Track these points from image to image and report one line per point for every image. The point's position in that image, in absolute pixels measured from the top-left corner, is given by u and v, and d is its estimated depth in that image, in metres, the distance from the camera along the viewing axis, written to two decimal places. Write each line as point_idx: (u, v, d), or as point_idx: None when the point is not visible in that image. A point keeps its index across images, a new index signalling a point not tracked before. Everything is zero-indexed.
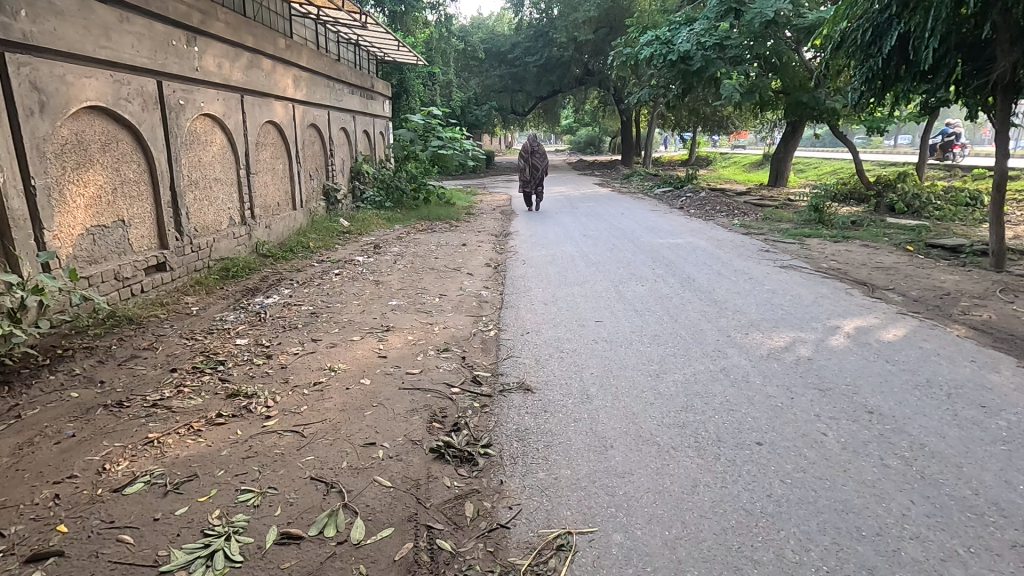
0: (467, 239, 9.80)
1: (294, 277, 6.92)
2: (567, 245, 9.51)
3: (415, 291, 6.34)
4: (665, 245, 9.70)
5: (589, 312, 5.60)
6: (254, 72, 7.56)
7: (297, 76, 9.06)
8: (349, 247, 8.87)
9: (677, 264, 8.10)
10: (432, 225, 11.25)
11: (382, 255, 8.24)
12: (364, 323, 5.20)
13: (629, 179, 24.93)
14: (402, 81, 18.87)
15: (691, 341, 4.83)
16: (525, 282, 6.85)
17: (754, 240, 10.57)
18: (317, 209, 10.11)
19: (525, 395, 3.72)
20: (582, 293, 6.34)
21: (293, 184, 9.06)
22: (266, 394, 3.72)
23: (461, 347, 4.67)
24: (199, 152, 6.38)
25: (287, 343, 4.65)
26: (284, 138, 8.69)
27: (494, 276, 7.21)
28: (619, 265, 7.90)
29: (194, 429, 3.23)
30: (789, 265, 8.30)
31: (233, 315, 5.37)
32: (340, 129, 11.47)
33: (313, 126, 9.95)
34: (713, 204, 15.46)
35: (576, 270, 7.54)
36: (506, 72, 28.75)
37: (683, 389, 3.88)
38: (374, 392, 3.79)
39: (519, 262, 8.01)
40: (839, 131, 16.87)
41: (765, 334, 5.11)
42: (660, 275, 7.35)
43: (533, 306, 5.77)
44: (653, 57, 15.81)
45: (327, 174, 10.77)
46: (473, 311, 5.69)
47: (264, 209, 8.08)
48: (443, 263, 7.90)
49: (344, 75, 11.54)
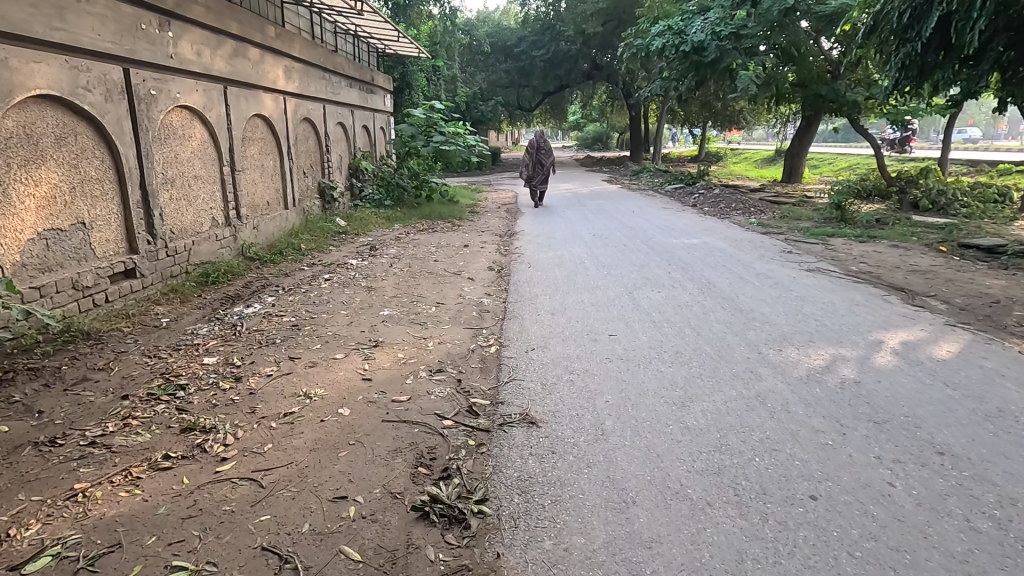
0: (469, 240, 9.25)
1: (281, 282, 6.41)
2: (575, 246, 8.95)
3: (409, 299, 5.80)
4: (680, 246, 9.10)
5: (601, 324, 5.03)
6: (239, 62, 7.02)
7: (289, 67, 8.53)
8: (344, 249, 8.35)
9: (695, 267, 7.52)
10: (434, 225, 10.70)
11: (377, 258, 7.71)
12: (350, 338, 4.65)
13: (638, 176, 24.28)
14: (405, 75, 18.32)
15: (717, 360, 4.26)
16: (530, 288, 6.29)
17: (774, 240, 9.96)
18: (312, 208, 9.59)
19: (529, 431, 3.17)
20: (592, 300, 5.78)
21: (285, 182, 8.54)
22: (226, 429, 3.19)
23: (457, 367, 4.13)
24: (175, 148, 5.86)
25: (261, 363, 4.11)
26: (274, 132, 8.16)
27: (497, 282, 6.66)
28: (631, 268, 7.33)
29: (133, 476, 2.71)
30: (816, 268, 7.69)
31: (205, 328, 4.84)
32: (337, 124, 10.93)
33: (307, 120, 9.42)
34: (727, 201, 14.81)
35: (585, 274, 6.98)
36: (512, 67, 28.17)
37: (714, 422, 3.30)
38: (352, 426, 3.25)
39: (524, 265, 7.46)
40: (859, 125, 16.16)
41: (802, 350, 4.52)
42: (677, 280, 6.78)
43: (538, 317, 5.23)
44: (665, 49, 15.16)
45: (323, 172, 10.24)
46: (472, 322, 5.15)
47: (252, 209, 7.56)
48: (443, 266, 7.37)
49: (341, 67, 11.00)
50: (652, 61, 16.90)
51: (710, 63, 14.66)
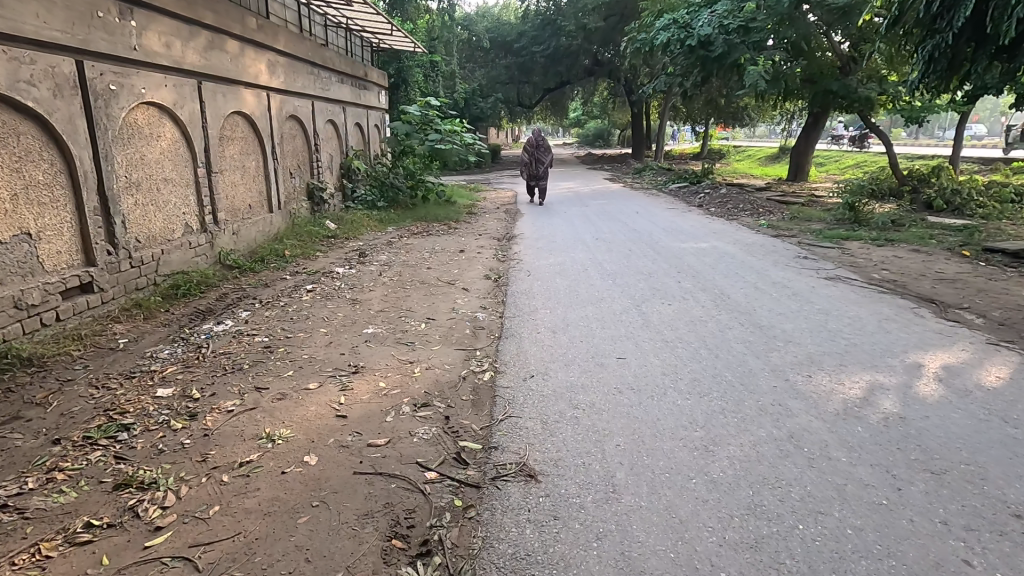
0: (466, 244, 8.77)
1: (259, 294, 5.92)
2: (578, 251, 8.45)
3: (397, 313, 5.31)
4: (689, 251, 8.60)
5: (608, 345, 4.54)
6: (215, 55, 6.51)
7: (272, 61, 8.01)
8: (332, 255, 7.85)
9: (705, 275, 7.01)
10: (429, 227, 10.22)
11: (365, 265, 7.22)
12: (327, 363, 4.15)
13: (641, 174, 23.76)
14: (400, 70, 17.79)
15: (741, 390, 3.76)
16: (529, 301, 5.79)
17: (787, 244, 9.45)
18: (299, 210, 9.09)
19: (526, 488, 2.68)
20: (597, 315, 5.29)
21: (269, 184, 8.03)
22: (169, 484, 2.70)
23: (445, 398, 3.63)
24: (141, 149, 5.37)
25: (222, 395, 3.61)
26: (256, 131, 7.65)
27: (494, 292, 6.18)
28: (638, 276, 6.84)
29: (42, 556, 2.22)
30: (836, 276, 7.19)
31: (167, 351, 4.33)
32: (327, 121, 10.42)
33: (293, 117, 8.91)
34: (734, 201, 14.32)
35: (589, 283, 6.49)
36: (512, 63, 27.63)
37: (745, 474, 2.81)
38: (317, 481, 2.74)
39: (523, 273, 6.97)
40: (870, 122, 15.65)
41: (835, 378, 4.02)
42: (688, 290, 6.28)
43: (539, 336, 4.73)
44: (670, 43, 14.70)
45: (312, 172, 9.74)
46: (464, 341, 4.65)
47: (231, 214, 7.06)
48: (436, 275, 6.88)
49: (331, 62, 10.49)
50: (656, 56, 16.43)
51: (717, 58, 14.23)
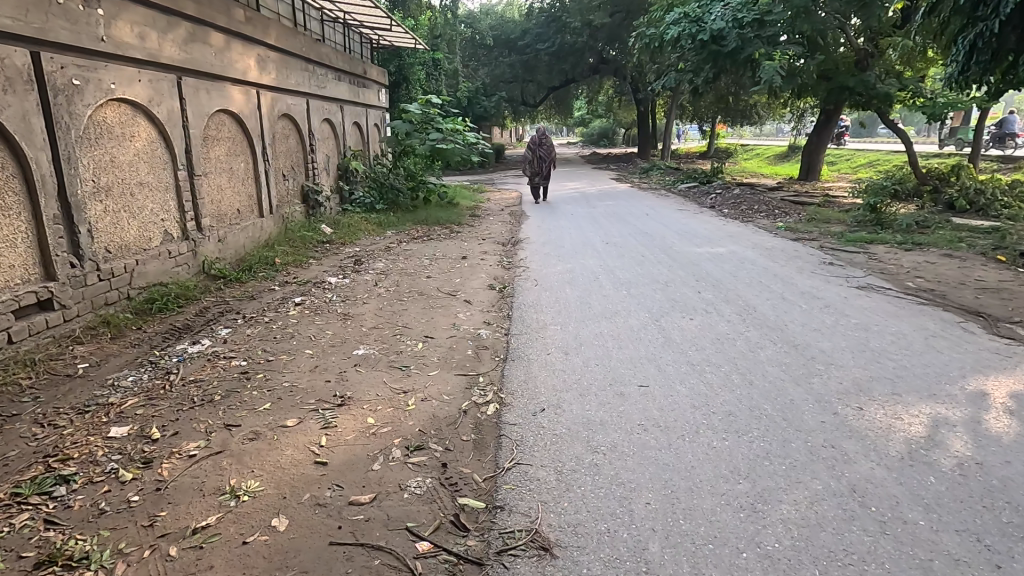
0: (468, 250, 8.28)
1: (243, 308, 5.44)
2: (587, 257, 7.94)
3: (391, 331, 4.82)
4: (705, 257, 8.08)
5: (627, 370, 4.02)
6: (197, 48, 6.03)
7: (263, 56, 7.53)
8: (325, 263, 7.36)
9: (727, 284, 6.50)
10: (430, 231, 9.74)
11: (360, 274, 6.74)
12: (309, 393, 3.65)
13: (648, 173, 23.21)
14: (401, 68, 17.30)
15: (784, 427, 3.26)
16: (537, 315, 5.28)
17: (808, 248, 8.91)
18: (293, 214, 8.61)
19: (538, 567, 2.19)
20: (612, 333, 4.79)
21: (259, 186, 7.55)
22: (105, 560, 2.22)
23: (442, 439, 3.14)
24: (111, 150, 4.90)
25: (185, 435, 3.12)
26: (245, 130, 7.17)
27: (498, 305, 5.67)
28: (654, 286, 6.33)
29: None
30: (867, 284, 6.66)
31: (131, 377, 3.85)
32: (323, 120, 9.93)
33: (286, 116, 8.43)
34: (748, 202, 13.78)
35: (602, 295, 5.98)
36: (516, 61, 27.14)
37: (806, 546, 2.31)
38: (284, 555, 2.25)
39: (530, 282, 6.48)
40: (888, 120, 15.10)
41: (891, 411, 3.49)
42: (709, 302, 5.78)
43: (548, 359, 4.22)
44: (681, 38, 14.14)
45: (307, 174, 9.26)
46: (466, 365, 4.15)
47: (217, 220, 6.57)
48: (436, 285, 6.39)
49: (328, 57, 10.01)
50: (666, 51, 15.92)
51: (730, 53, 13.74)
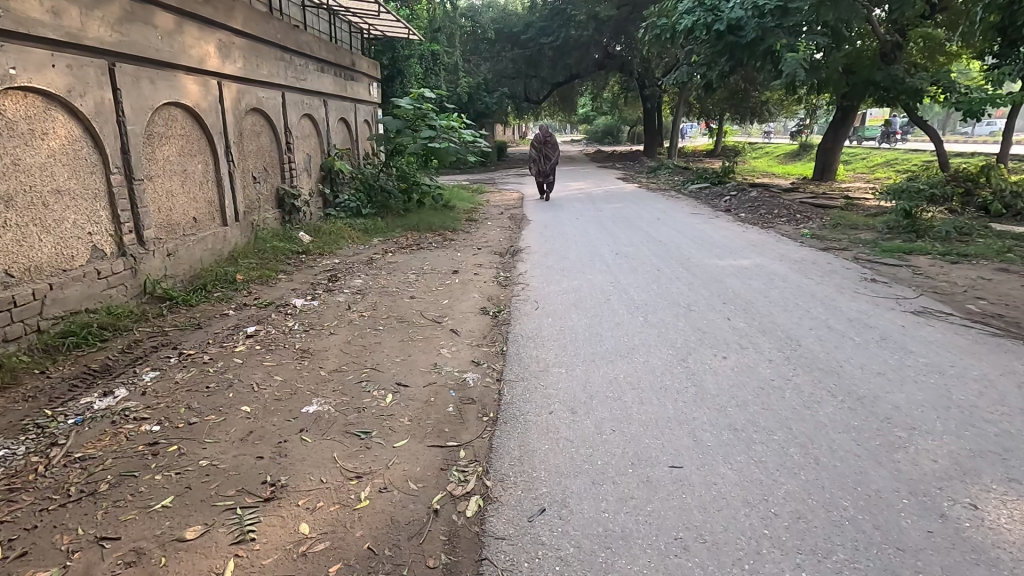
0: (461, 263, 7.36)
1: (183, 340, 4.52)
2: (597, 271, 7.01)
3: (355, 376, 3.89)
4: (728, 271, 7.14)
5: (653, 440, 3.09)
6: (136, 29, 5.10)
7: (226, 43, 6.61)
8: (296, 280, 6.45)
9: (759, 309, 5.56)
10: (421, 240, 8.82)
11: (333, 294, 5.83)
12: (230, 480, 2.73)
13: (656, 173, 22.25)
14: (395, 60, 16.40)
15: (880, 547, 2.32)
16: (537, 352, 4.36)
17: (842, 261, 7.95)
18: (265, 221, 7.69)
19: None
20: (630, 380, 3.86)
21: (222, 190, 6.63)
22: None
23: (399, 569, 2.21)
24: (12, 151, 3.99)
25: (35, 560, 2.21)
26: (204, 126, 6.24)
27: (490, 337, 4.75)
28: (674, 311, 5.40)
29: None
30: (924, 308, 5.69)
31: (4, 451, 2.94)
32: (302, 116, 9.01)
33: (256, 110, 7.49)
34: (766, 204, 12.82)
35: (615, 322, 5.06)
36: (518, 55, 26.22)
37: None
38: None
39: (530, 305, 5.55)
40: (916, 118, 14.11)
41: (1018, 514, 2.54)
42: (743, 334, 4.84)
43: (551, 421, 3.30)
44: (695, 28, 13.17)
45: (283, 176, 8.33)
46: (444, 431, 3.22)
47: (166, 231, 5.66)
48: (421, 308, 5.49)
49: (309, 46, 9.06)
50: (677, 42, 15.02)
51: (748, 44, 12.86)
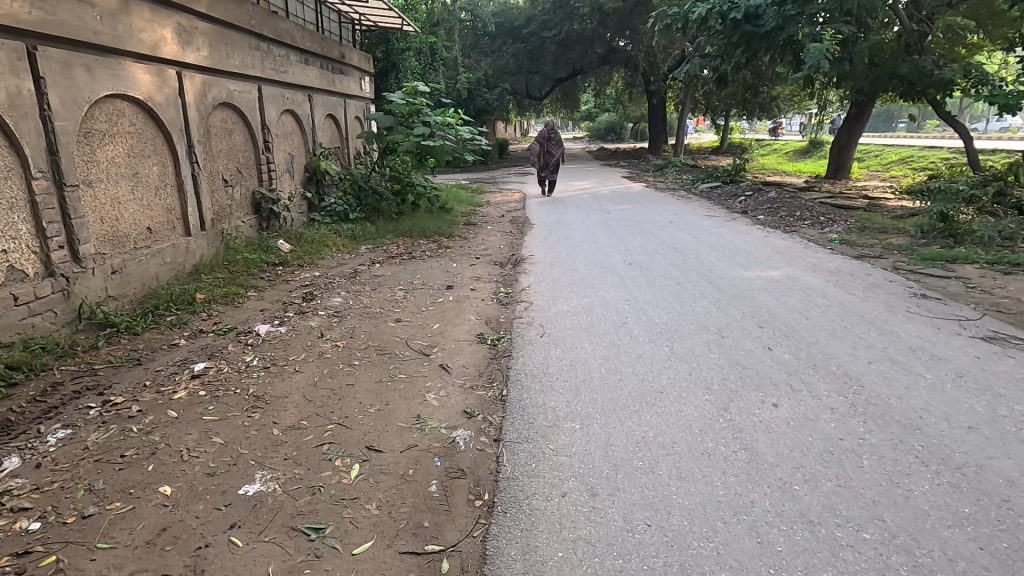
0: (456, 276, 6.57)
1: (114, 382, 3.71)
2: (609, 285, 6.22)
3: (316, 437, 3.09)
4: (757, 285, 6.34)
5: (704, 544, 2.31)
6: (67, 7, 4.29)
7: (187, 27, 5.81)
8: (267, 298, 5.65)
9: (804, 335, 4.75)
10: (413, 248, 8.03)
11: (307, 316, 5.05)
12: None
13: (663, 171, 21.44)
14: (389, 54, 15.64)
15: None
16: (544, 399, 3.57)
17: (882, 271, 7.15)
18: (239, 229, 6.90)
19: None
20: (661, 442, 3.06)
21: (184, 196, 5.83)
22: None
23: None
24: None
25: None
26: (159, 122, 5.44)
27: (487, 375, 3.94)
28: (704, 339, 4.60)
29: None
30: (996, 332, 4.88)
31: None
32: (283, 112, 8.20)
33: (227, 104, 6.68)
34: (786, 206, 11.98)
35: (635, 355, 4.25)
36: (519, 50, 25.35)
37: None
38: None
39: (534, 332, 4.76)
40: (944, 112, 13.25)
41: None
42: (791, 370, 4.03)
43: (564, 511, 2.51)
44: (709, 17, 12.32)
45: (260, 178, 7.53)
46: (423, 528, 2.42)
47: (112, 244, 4.86)
48: (409, 334, 4.70)
49: (290, 34, 8.25)
50: (688, 33, 14.19)
51: (766, 34, 12.02)
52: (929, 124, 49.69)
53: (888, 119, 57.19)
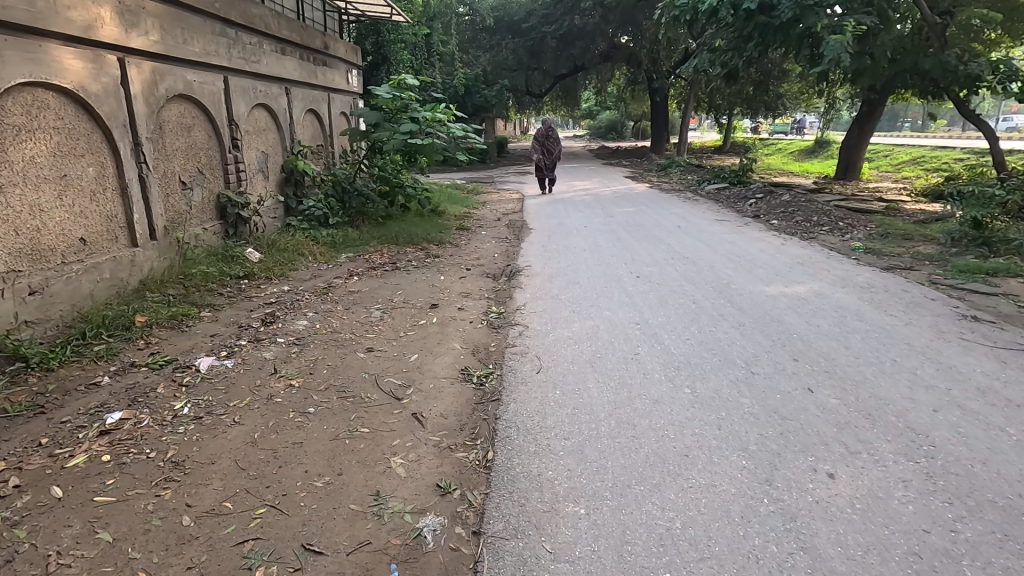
0: (443, 291, 5.83)
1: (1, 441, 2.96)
2: (615, 303, 5.49)
3: (238, 531, 2.34)
4: (783, 304, 5.61)
5: None
6: None
7: (132, 7, 5.07)
8: (222, 319, 4.91)
9: (848, 371, 4.01)
10: (398, 257, 7.28)
11: (264, 345, 4.30)
12: None
13: (667, 170, 20.69)
14: (379, 45, 15.13)
15: None
16: (541, 467, 2.83)
17: (919, 286, 6.42)
18: (200, 236, 6.15)
19: None
20: (692, 541, 2.32)
21: (129, 201, 5.07)
22: None
23: None
24: None
25: None
26: (95, 117, 4.69)
27: (470, 430, 3.20)
28: (731, 377, 3.86)
29: None
30: None
31: None
32: (255, 106, 7.44)
33: (185, 96, 5.92)
34: (801, 210, 11.22)
35: (651, 400, 3.51)
36: (519, 45, 24.23)
37: None
38: None
39: (530, 366, 4.02)
40: (968, 111, 12.49)
41: None
42: (842, 424, 3.29)
43: None
44: (719, 8, 11.58)
45: (227, 180, 6.77)
46: None
47: (32, 260, 4.11)
48: (381, 369, 3.95)
49: (263, 19, 7.49)
50: (696, 25, 13.40)
51: (781, 26, 11.26)
52: (935, 123, 48.87)
53: (892, 117, 56.38)
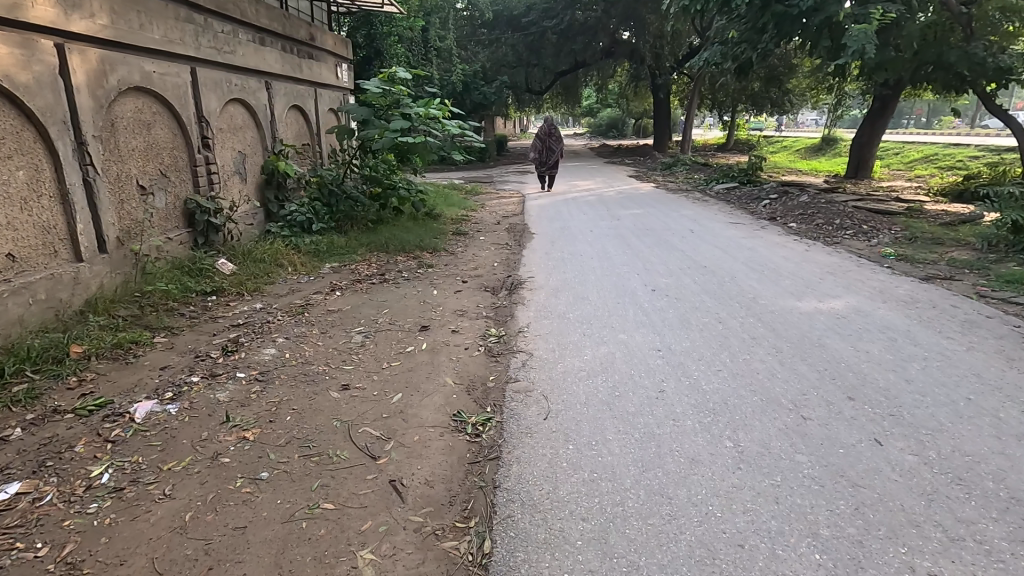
0: (435, 309, 5.15)
1: None
2: (630, 323, 4.82)
3: None
4: (819, 322, 4.94)
5: None
6: None
7: None
8: (178, 346, 4.23)
9: (917, 414, 3.34)
10: (387, 267, 6.60)
11: (219, 383, 3.62)
12: None
13: (672, 169, 19.98)
14: (371, 39, 14.37)
15: None
16: (553, 567, 2.15)
17: (967, 300, 5.73)
18: (164, 247, 5.48)
19: None
20: None
21: (70, 208, 4.39)
22: None
23: None
24: None
25: None
26: (25, 111, 4.00)
27: (462, 507, 2.52)
28: (779, 424, 3.18)
29: None
30: None
31: None
32: (229, 100, 6.76)
33: (142, 88, 5.24)
34: (821, 211, 10.52)
35: (687, 460, 2.83)
36: (519, 41, 23.58)
37: None
38: None
39: (534, 410, 3.34)
40: (994, 106, 11.81)
41: None
42: (930, 494, 2.61)
43: None
44: None
45: (196, 182, 6.09)
46: None
47: None
48: (357, 415, 3.27)
49: (237, 5, 6.80)
50: (706, 17, 12.70)
51: (799, 15, 10.54)
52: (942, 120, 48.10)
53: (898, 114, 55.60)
